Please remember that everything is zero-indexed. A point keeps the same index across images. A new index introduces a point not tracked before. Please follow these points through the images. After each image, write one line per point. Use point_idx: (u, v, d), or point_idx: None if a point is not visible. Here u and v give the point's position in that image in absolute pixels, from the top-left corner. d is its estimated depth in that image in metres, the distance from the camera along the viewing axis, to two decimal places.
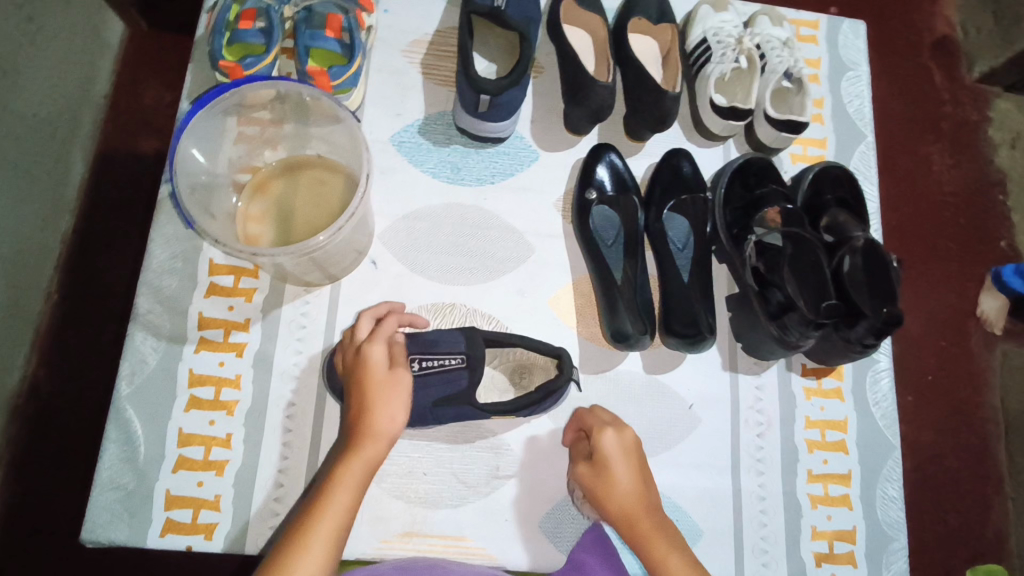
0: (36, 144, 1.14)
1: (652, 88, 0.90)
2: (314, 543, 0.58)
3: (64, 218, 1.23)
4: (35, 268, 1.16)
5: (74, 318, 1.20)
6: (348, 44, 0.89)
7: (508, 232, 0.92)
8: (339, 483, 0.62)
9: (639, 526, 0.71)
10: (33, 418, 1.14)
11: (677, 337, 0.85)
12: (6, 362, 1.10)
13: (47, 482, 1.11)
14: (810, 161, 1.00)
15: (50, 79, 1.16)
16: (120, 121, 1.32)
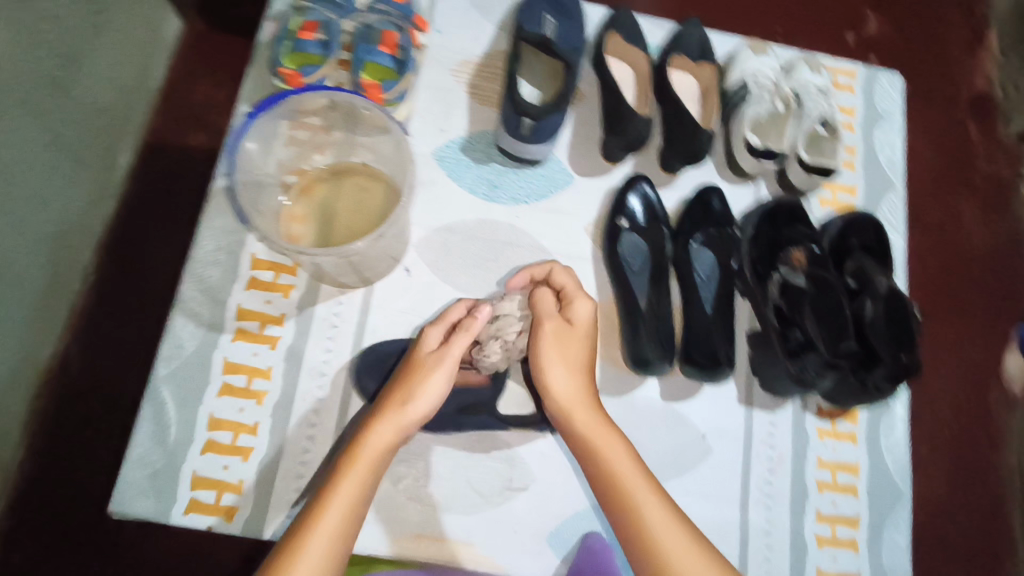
0: (91, 130, 1.21)
1: (688, 124, 0.94)
2: (316, 538, 0.58)
3: (107, 204, 1.30)
4: (78, 248, 1.24)
5: (110, 299, 1.27)
6: (401, 61, 0.94)
7: (539, 252, 0.95)
8: (349, 473, 0.63)
9: (588, 411, 0.70)
10: (63, 389, 1.20)
11: (695, 366, 0.87)
12: (42, 335, 1.17)
13: (70, 450, 1.17)
14: (839, 206, 1.02)
15: (111, 71, 1.24)
16: (171, 113, 1.41)
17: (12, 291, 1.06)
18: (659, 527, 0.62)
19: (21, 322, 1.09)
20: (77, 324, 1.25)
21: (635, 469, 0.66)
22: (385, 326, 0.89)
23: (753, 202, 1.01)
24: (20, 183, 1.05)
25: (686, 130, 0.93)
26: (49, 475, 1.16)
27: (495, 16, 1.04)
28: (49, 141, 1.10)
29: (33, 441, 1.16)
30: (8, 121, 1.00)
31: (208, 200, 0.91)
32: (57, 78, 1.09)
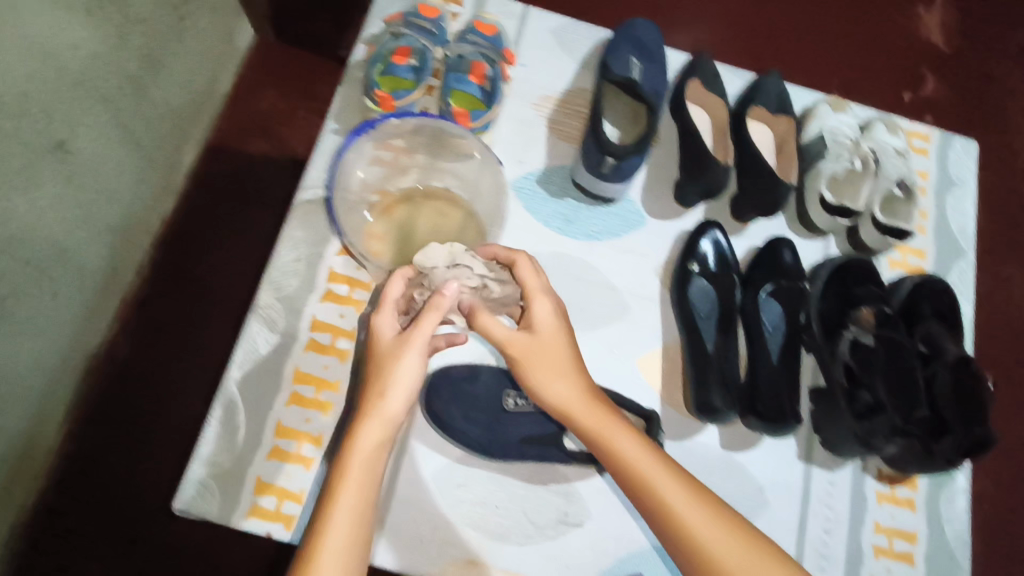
0: (165, 127, 1.32)
1: (766, 176, 0.96)
2: (330, 556, 0.57)
3: (169, 200, 1.41)
4: (138, 238, 1.33)
5: (162, 291, 1.37)
6: (488, 91, 0.96)
7: (608, 289, 0.96)
8: (343, 482, 0.61)
9: (584, 404, 0.70)
10: (110, 372, 1.28)
11: (761, 418, 0.86)
12: (99, 318, 1.26)
13: (112, 431, 1.24)
14: (908, 269, 1.02)
15: (189, 74, 1.35)
16: (236, 119, 1.53)
17: (77, 269, 1.15)
18: (682, 512, 0.62)
19: (82, 299, 1.19)
20: (128, 311, 1.33)
21: (646, 456, 0.66)
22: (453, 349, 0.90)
23: (822, 257, 1.02)
24: (93, 172, 1.13)
25: (762, 182, 0.96)
26: (87, 451, 1.22)
27: (579, 54, 1.07)
28: (123, 135, 1.18)
29: (77, 419, 1.24)
30: (91, 114, 1.08)
31: (291, 210, 0.93)
32: (137, 78, 1.17)
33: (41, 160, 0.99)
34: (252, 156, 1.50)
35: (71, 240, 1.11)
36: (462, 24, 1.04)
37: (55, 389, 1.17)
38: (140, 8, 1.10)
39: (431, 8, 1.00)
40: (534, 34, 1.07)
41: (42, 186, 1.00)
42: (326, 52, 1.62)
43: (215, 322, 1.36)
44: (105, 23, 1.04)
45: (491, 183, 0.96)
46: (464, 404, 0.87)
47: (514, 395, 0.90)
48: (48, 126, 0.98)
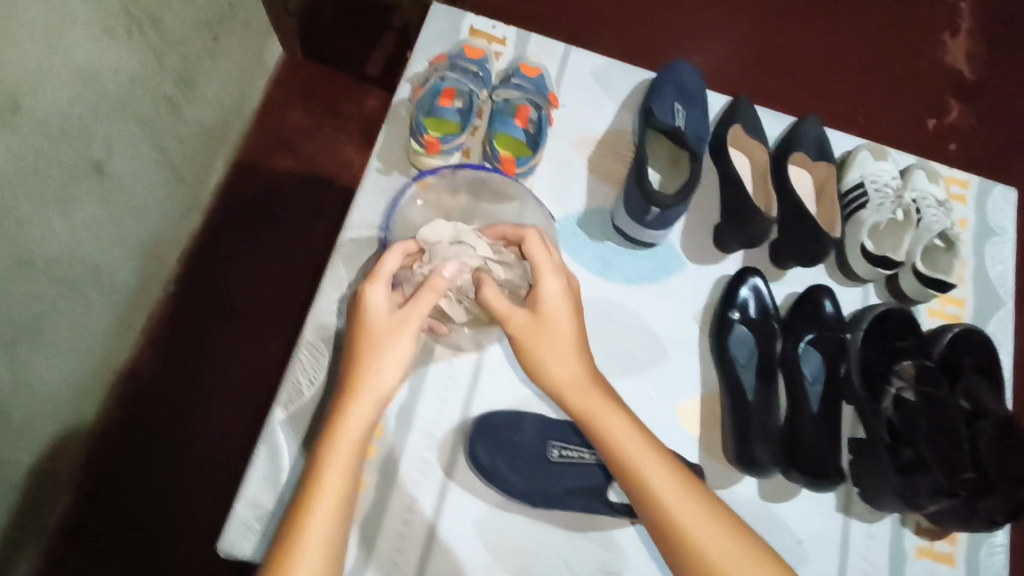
0: (193, 146, 1.35)
1: (810, 227, 0.95)
2: (315, 529, 0.58)
3: (195, 216, 1.44)
4: (166, 256, 1.37)
5: (191, 308, 1.40)
6: (532, 136, 0.97)
7: (647, 334, 0.96)
8: (333, 454, 0.62)
9: (581, 385, 0.71)
10: (139, 384, 1.32)
11: (803, 472, 0.86)
12: (127, 333, 1.30)
13: (140, 442, 1.28)
14: (946, 318, 1.02)
15: (217, 94, 1.38)
16: (262, 137, 1.56)
17: (104, 287, 1.18)
18: (664, 495, 0.64)
19: (109, 314, 1.22)
20: (157, 325, 1.38)
21: (635, 440, 0.68)
22: (494, 394, 0.91)
23: (860, 304, 1.02)
24: (128, 188, 1.17)
25: (807, 233, 0.95)
26: (114, 464, 1.26)
27: (619, 96, 1.07)
28: (155, 151, 1.22)
29: (105, 430, 1.28)
30: (128, 134, 1.12)
31: (336, 250, 0.94)
32: (171, 97, 1.21)
33: (79, 178, 1.03)
34: (277, 174, 1.54)
35: (104, 253, 1.15)
36: (505, 65, 1.05)
37: (84, 397, 1.22)
38: (176, 29, 1.15)
39: (476, 49, 1.01)
40: (575, 75, 1.07)
41: (77, 203, 1.04)
42: (354, 72, 1.65)
43: (240, 341, 1.39)
44: (144, 46, 1.08)
45: (538, 228, 0.94)
46: (506, 452, 0.86)
47: (557, 446, 0.89)
48: (86, 146, 1.02)
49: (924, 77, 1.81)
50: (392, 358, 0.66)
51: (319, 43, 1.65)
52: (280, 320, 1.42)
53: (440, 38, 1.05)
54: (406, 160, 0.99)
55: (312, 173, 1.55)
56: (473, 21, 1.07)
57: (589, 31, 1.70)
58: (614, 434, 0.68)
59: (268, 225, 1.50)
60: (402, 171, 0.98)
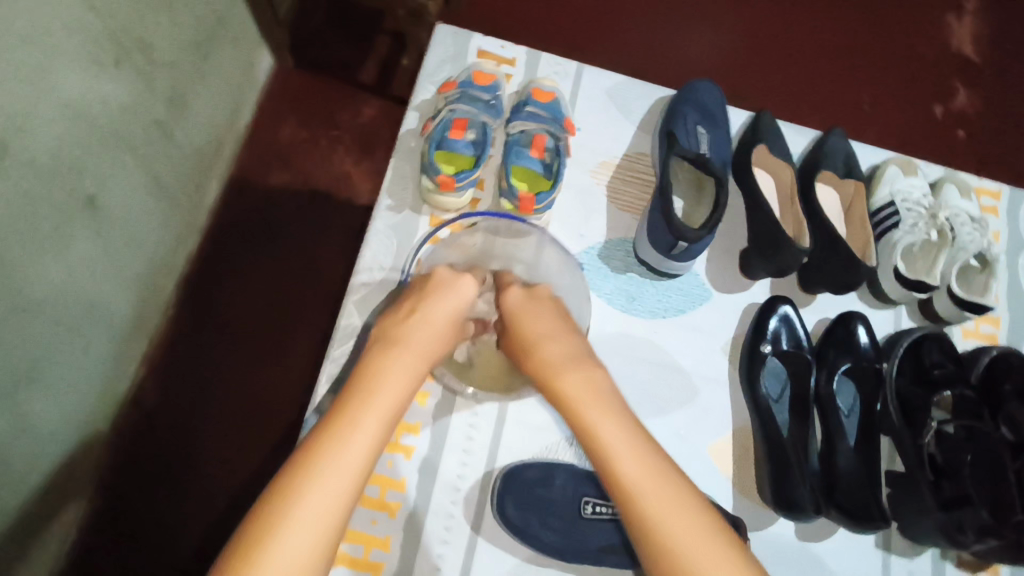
0: (185, 167, 1.28)
1: (845, 257, 0.90)
2: (312, 498, 0.55)
3: (192, 239, 1.38)
4: (162, 283, 1.30)
5: (190, 335, 1.34)
6: (549, 166, 0.91)
7: (675, 370, 0.92)
8: (340, 428, 0.60)
9: (569, 372, 0.71)
10: (141, 418, 1.27)
11: (843, 512, 0.82)
12: (126, 364, 1.24)
13: (146, 481, 1.23)
14: (982, 338, 0.98)
15: (208, 111, 1.30)
16: (256, 152, 1.49)
17: (101, 322, 1.12)
18: (637, 488, 0.61)
19: (106, 350, 1.16)
20: (158, 355, 1.32)
21: (621, 428, 0.65)
22: (519, 443, 0.87)
23: (893, 327, 0.99)
24: (121, 219, 1.11)
25: (842, 260, 0.89)
26: (120, 501, 1.21)
27: (636, 116, 1.03)
28: (148, 178, 1.16)
29: (107, 466, 1.22)
30: (118, 164, 1.06)
31: (348, 295, 0.89)
32: (161, 120, 1.15)
33: (72, 215, 0.96)
34: (274, 191, 1.47)
35: (101, 291, 1.09)
36: (516, 87, 1.00)
37: (85, 438, 1.16)
38: (162, 50, 1.08)
39: (486, 75, 0.95)
40: (590, 95, 1.02)
41: (71, 243, 0.98)
42: (349, 81, 1.57)
43: (245, 370, 1.33)
44: (130, 71, 1.02)
45: (559, 262, 0.89)
46: (539, 509, 0.83)
47: (592, 503, 0.85)
48: (77, 181, 0.96)
49: (935, 68, 1.73)
50: (410, 344, 0.70)
51: (311, 51, 1.57)
52: (287, 348, 1.36)
53: (447, 63, 1.00)
54: (417, 196, 0.94)
55: (310, 187, 1.48)
56: (480, 43, 1.02)
57: (594, 28, 1.62)
58: (598, 420, 0.66)
59: (267, 246, 1.43)
60: (414, 209, 0.94)
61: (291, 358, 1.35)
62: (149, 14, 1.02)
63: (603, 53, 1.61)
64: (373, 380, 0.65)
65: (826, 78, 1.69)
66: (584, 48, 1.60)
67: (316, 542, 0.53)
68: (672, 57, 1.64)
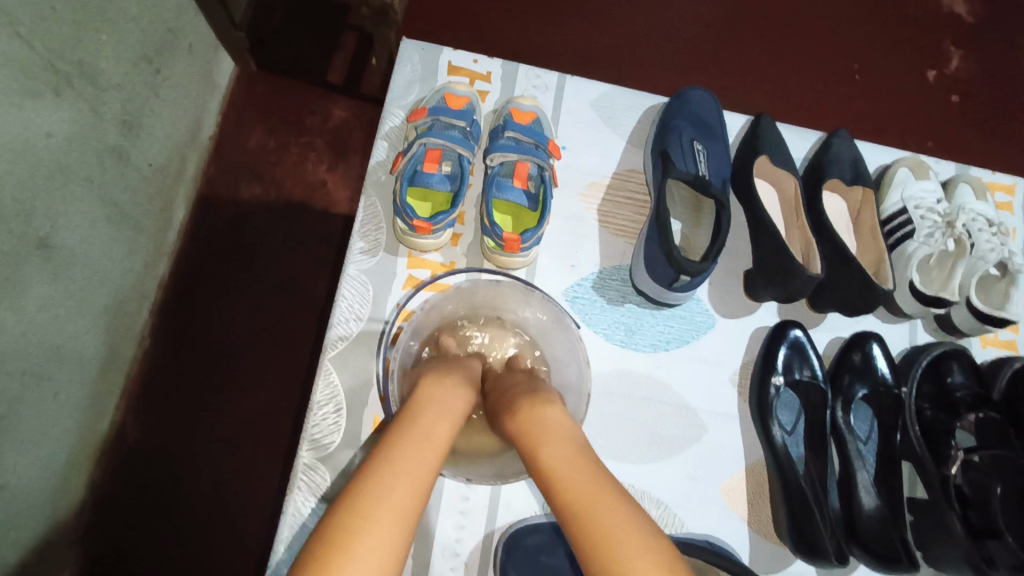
0: (148, 193, 1.12)
1: (859, 277, 0.83)
2: (379, 515, 0.47)
3: (162, 264, 1.22)
4: (131, 321, 1.15)
5: (163, 373, 1.19)
6: (534, 196, 0.85)
7: (681, 407, 0.86)
8: (408, 453, 0.54)
9: (528, 403, 0.65)
10: (119, 468, 1.13)
11: (867, 551, 0.79)
12: (98, 416, 1.09)
13: (133, 535, 1.10)
14: (1001, 346, 0.93)
15: (168, 128, 1.14)
16: (224, 165, 1.32)
17: (67, 382, 0.98)
18: (586, 511, 0.52)
19: (74, 411, 1.01)
20: (132, 396, 1.17)
21: (573, 449, 0.59)
22: (520, 499, 0.81)
23: (908, 342, 0.93)
24: (82, 262, 0.96)
25: (855, 283, 0.83)
26: (105, 568, 1.08)
27: (624, 128, 0.96)
28: (109, 214, 1.01)
29: (81, 532, 1.09)
30: (74, 202, 0.92)
31: (324, 351, 0.82)
32: (116, 147, 0.99)
33: (23, 265, 0.82)
34: (245, 206, 1.30)
35: (69, 353, 0.96)
36: (493, 106, 0.94)
37: (57, 507, 1.03)
38: (110, 72, 0.93)
39: (459, 98, 0.88)
40: (573, 109, 0.95)
41: (27, 303, 0.84)
42: (315, 80, 1.39)
43: (231, 408, 1.18)
44: (75, 100, 0.87)
45: (549, 315, 0.80)
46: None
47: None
48: (27, 227, 0.82)
49: None
50: (451, 381, 0.65)
51: (273, 49, 1.39)
52: (272, 385, 1.20)
53: (415, 84, 0.93)
54: (393, 236, 0.87)
55: (283, 200, 1.31)
56: (451, 57, 0.95)
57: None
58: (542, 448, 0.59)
59: (240, 267, 1.26)
60: (389, 251, 0.86)
61: (274, 396, 1.19)
62: (90, 33, 0.87)
63: (601, 25, 1.41)
64: (418, 411, 0.59)
65: (851, 39, 1.49)
66: (577, 22, 1.40)
67: (410, 494, 0.50)
68: (681, 18, 1.44)
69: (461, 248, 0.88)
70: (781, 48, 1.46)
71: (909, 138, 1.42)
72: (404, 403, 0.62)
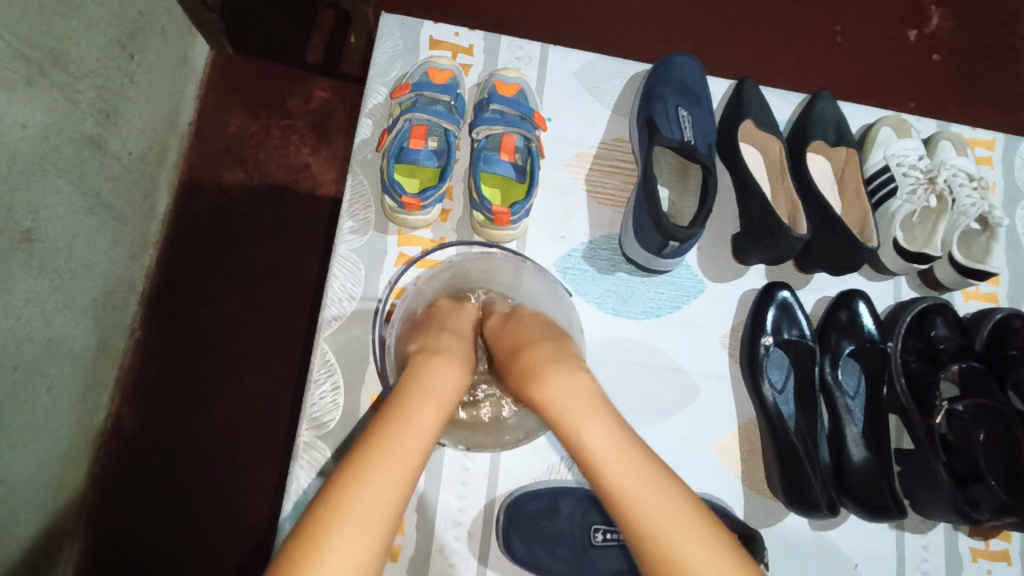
0: (130, 182, 1.11)
1: (844, 237, 0.84)
2: (358, 510, 0.48)
3: (148, 253, 1.21)
4: (121, 311, 1.14)
5: (157, 362, 1.19)
6: (521, 168, 0.85)
7: (674, 371, 0.88)
8: (386, 439, 0.54)
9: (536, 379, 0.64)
10: (119, 458, 1.14)
11: (856, 502, 0.81)
12: (93, 406, 1.09)
13: (135, 522, 1.11)
14: (982, 299, 0.95)
15: (145, 116, 1.12)
16: (205, 150, 1.30)
17: (60, 375, 0.98)
18: (638, 504, 0.54)
19: (68, 404, 1.01)
20: (127, 386, 1.17)
21: (609, 434, 0.59)
22: (520, 467, 0.82)
23: (893, 299, 0.95)
24: (66, 252, 0.95)
25: (843, 244, 0.84)
26: (110, 554, 1.09)
27: (609, 98, 0.96)
28: (91, 205, 1.00)
29: (83, 520, 1.10)
30: (54, 194, 0.90)
31: (318, 331, 0.83)
32: (94, 136, 0.98)
33: (8, 257, 0.82)
34: (229, 191, 1.29)
35: (59, 347, 0.96)
36: (477, 79, 0.93)
37: (59, 498, 1.04)
38: (82, 59, 0.91)
39: (442, 73, 0.88)
40: (558, 80, 0.95)
41: (14, 297, 0.84)
42: (294, 60, 1.37)
43: (226, 393, 1.18)
44: (49, 88, 0.85)
45: (542, 286, 0.81)
46: (547, 539, 0.80)
47: (601, 530, 0.82)
48: (8, 220, 0.81)
49: None
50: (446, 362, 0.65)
51: (249, 31, 1.37)
52: (267, 369, 1.20)
53: (397, 60, 0.93)
54: (382, 214, 0.87)
55: (267, 184, 1.30)
56: (432, 32, 0.94)
57: None
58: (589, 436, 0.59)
59: (229, 252, 1.26)
60: (379, 229, 0.87)
61: (270, 380, 1.20)
62: (59, 18, 0.85)
63: None
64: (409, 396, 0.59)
65: (832, 1, 1.49)
66: None
67: (393, 490, 0.51)
68: None
69: (451, 223, 0.89)
70: (762, 12, 1.46)
71: (892, 98, 1.43)
72: (394, 384, 0.63)
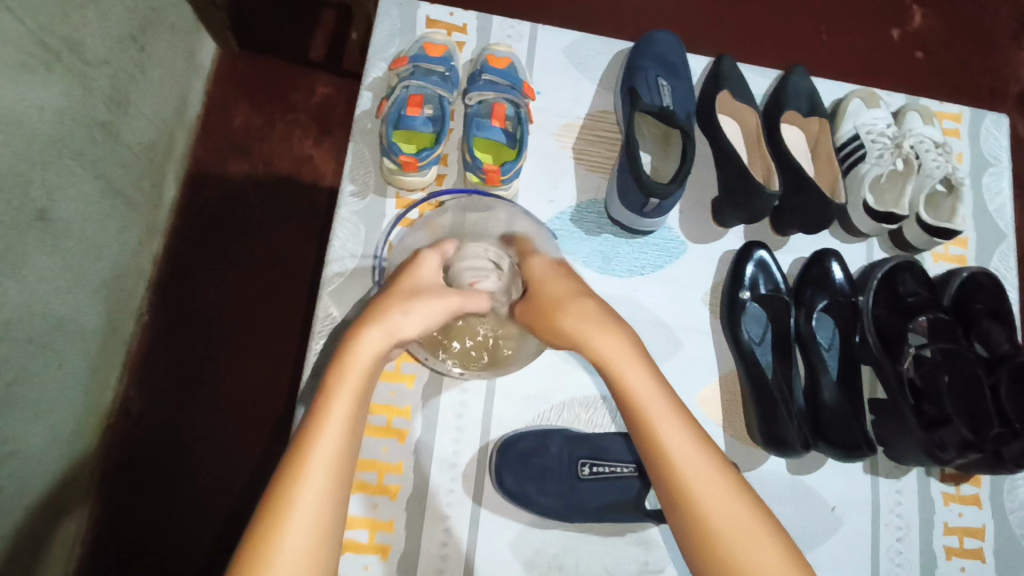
0: (140, 169, 1.17)
1: (814, 197, 0.91)
2: (323, 454, 0.53)
3: (156, 240, 1.26)
4: (131, 293, 1.19)
5: (164, 340, 1.24)
6: (512, 134, 0.91)
7: (657, 325, 0.93)
8: (343, 385, 0.58)
9: (588, 332, 0.68)
10: (127, 433, 1.18)
11: (831, 443, 0.85)
12: (103, 384, 1.14)
13: (145, 495, 1.16)
14: (951, 260, 1.01)
15: (155, 106, 1.18)
16: (211, 141, 1.36)
17: (72, 349, 1.02)
18: (684, 474, 0.58)
19: (80, 381, 1.06)
20: (135, 363, 1.22)
21: (662, 402, 0.62)
22: (511, 414, 0.87)
23: (866, 259, 1.01)
24: (79, 232, 1.00)
25: (813, 202, 0.91)
26: (120, 521, 1.14)
27: (595, 73, 1.02)
28: (103, 189, 1.05)
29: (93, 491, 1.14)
30: (69, 176, 0.96)
31: (322, 287, 0.88)
32: (106, 122, 1.04)
33: (27, 234, 0.87)
34: (235, 178, 1.35)
35: (71, 324, 1.01)
36: (470, 55, 1.00)
37: (71, 470, 1.08)
38: (96, 49, 0.97)
39: (437, 46, 0.93)
40: (546, 57, 1.01)
41: (31, 271, 0.89)
42: (297, 54, 1.43)
43: (232, 368, 1.24)
44: (64, 75, 0.91)
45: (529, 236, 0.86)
46: (537, 477, 0.85)
47: (588, 464, 0.87)
48: (27, 197, 0.86)
49: None
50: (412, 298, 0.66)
51: (253, 29, 1.43)
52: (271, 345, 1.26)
53: (395, 38, 0.98)
54: (381, 180, 0.93)
55: (272, 170, 1.36)
56: (428, 12, 1.00)
57: None
58: (644, 395, 0.62)
59: (234, 235, 1.31)
60: (378, 193, 0.92)
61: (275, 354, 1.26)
62: (73, 10, 0.91)
63: None
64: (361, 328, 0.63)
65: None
66: None
67: (348, 433, 0.56)
68: None
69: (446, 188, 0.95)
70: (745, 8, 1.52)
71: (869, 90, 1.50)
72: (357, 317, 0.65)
